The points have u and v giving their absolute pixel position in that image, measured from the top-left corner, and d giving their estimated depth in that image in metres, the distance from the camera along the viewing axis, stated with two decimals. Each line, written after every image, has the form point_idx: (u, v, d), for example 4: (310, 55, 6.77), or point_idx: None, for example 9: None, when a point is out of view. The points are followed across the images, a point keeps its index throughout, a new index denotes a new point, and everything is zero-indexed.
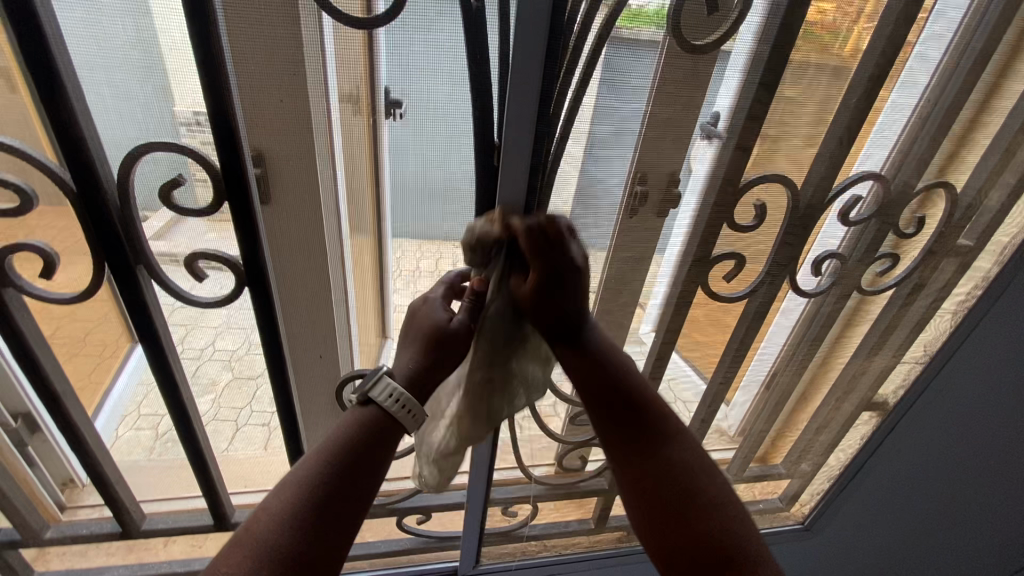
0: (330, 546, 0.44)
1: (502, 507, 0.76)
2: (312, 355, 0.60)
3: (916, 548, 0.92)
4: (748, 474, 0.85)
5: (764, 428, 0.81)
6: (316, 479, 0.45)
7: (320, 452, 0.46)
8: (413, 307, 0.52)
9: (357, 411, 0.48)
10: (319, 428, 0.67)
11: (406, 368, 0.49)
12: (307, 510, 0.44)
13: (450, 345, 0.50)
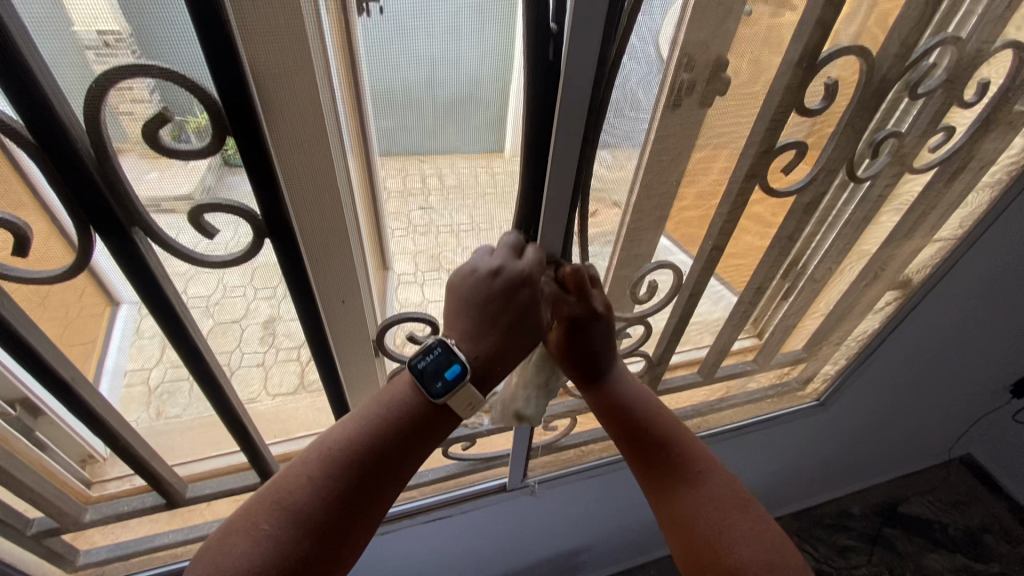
0: (364, 517, 0.44)
1: (543, 423, 0.77)
2: (346, 303, 0.55)
3: (907, 386, 1.08)
4: (774, 362, 0.88)
5: (793, 321, 0.82)
6: (332, 465, 0.43)
7: (359, 429, 0.45)
8: (477, 280, 0.45)
9: (394, 389, 0.47)
10: (358, 374, 0.64)
11: (485, 364, 0.47)
12: (344, 487, 0.43)
13: (525, 335, 0.48)
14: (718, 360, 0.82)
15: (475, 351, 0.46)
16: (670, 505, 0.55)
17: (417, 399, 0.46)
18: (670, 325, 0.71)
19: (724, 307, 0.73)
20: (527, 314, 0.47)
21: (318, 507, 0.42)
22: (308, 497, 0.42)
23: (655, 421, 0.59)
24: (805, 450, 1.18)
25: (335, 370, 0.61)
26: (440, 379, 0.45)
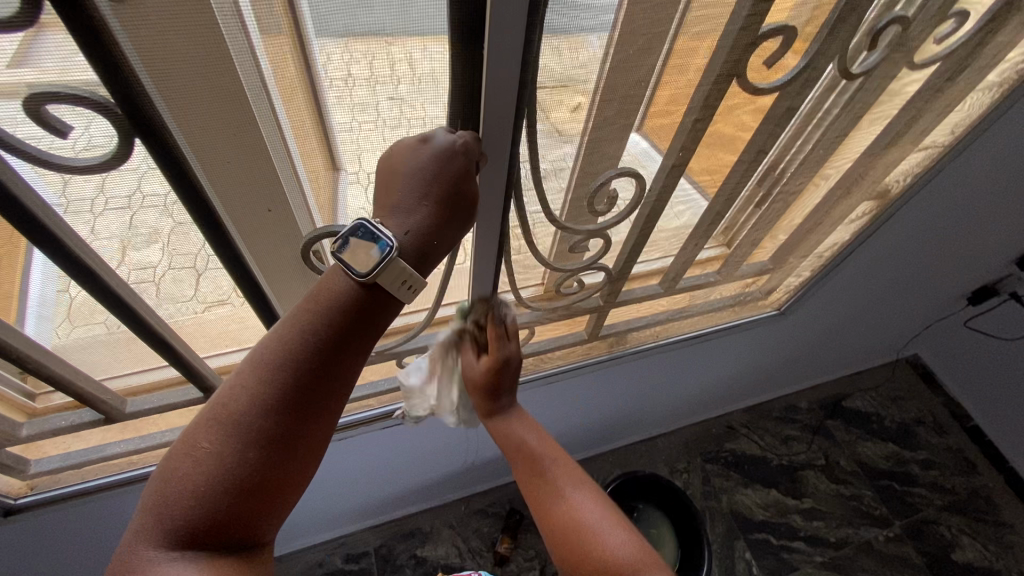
0: (315, 418, 0.42)
1: None
2: (258, 213, 0.50)
3: (868, 295, 1.09)
4: (738, 275, 0.86)
5: (762, 234, 0.79)
6: (245, 421, 0.40)
7: (296, 333, 0.40)
8: (409, 151, 0.42)
9: (329, 282, 0.42)
10: (287, 288, 0.60)
11: (417, 246, 0.42)
12: (286, 394, 0.40)
13: (464, 205, 0.43)
14: (680, 274, 0.79)
15: (403, 225, 0.41)
16: (548, 515, 0.66)
17: (351, 289, 0.41)
18: (633, 238, 0.67)
19: (692, 218, 0.69)
20: (461, 186, 0.43)
21: (249, 465, 0.40)
22: (228, 461, 0.40)
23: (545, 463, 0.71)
24: (762, 355, 1.22)
25: (256, 283, 0.57)
26: (363, 254, 0.39)
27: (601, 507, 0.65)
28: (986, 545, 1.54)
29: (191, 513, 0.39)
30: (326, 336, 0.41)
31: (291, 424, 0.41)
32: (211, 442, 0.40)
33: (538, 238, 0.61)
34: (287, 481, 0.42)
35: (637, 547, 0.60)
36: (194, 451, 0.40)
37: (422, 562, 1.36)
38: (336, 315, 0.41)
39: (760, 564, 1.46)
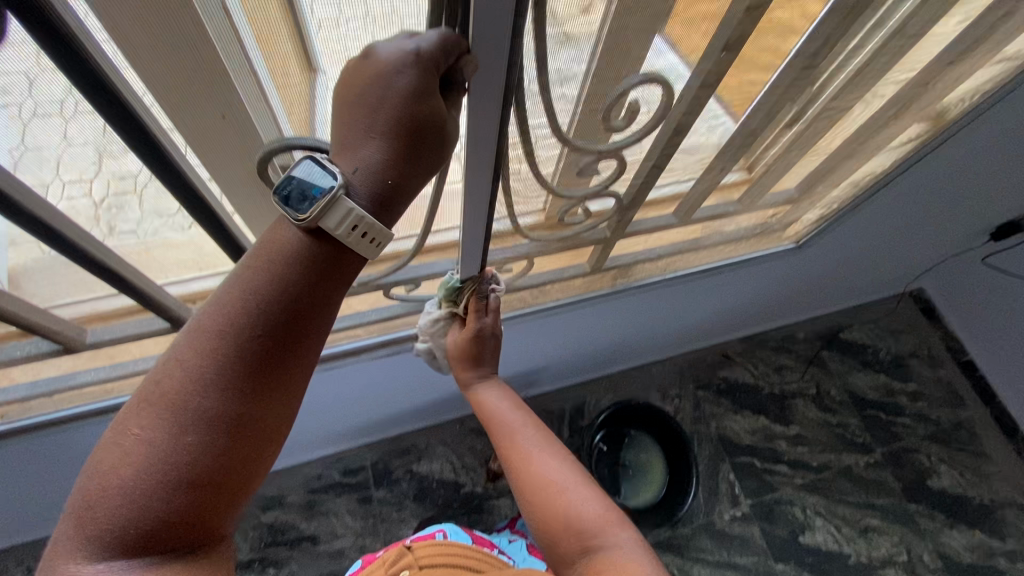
0: (267, 399, 0.40)
1: (497, 266, 0.70)
2: (196, 112, 0.46)
3: (893, 228, 1.02)
4: (761, 206, 0.79)
5: (795, 160, 0.70)
6: (175, 404, 0.38)
7: (241, 308, 0.38)
8: (357, 74, 0.37)
9: (277, 252, 0.39)
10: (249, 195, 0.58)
11: (371, 185, 0.38)
12: (232, 371, 0.38)
13: (424, 132, 0.38)
14: (698, 204, 0.72)
15: (353, 164, 0.38)
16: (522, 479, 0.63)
17: (293, 240, 0.39)
18: (651, 159, 0.59)
19: (720, 140, 0.60)
20: (417, 113, 0.37)
21: (191, 449, 0.37)
22: (157, 450, 0.37)
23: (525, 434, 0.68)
24: (768, 288, 1.17)
25: (204, 194, 0.54)
26: (303, 200, 0.37)
27: (577, 472, 0.62)
28: (962, 473, 1.61)
29: (115, 509, 0.36)
30: (259, 303, 0.38)
31: (224, 409, 0.38)
32: (139, 429, 0.37)
33: (540, 160, 0.53)
34: (225, 478, 0.39)
35: (610, 513, 0.58)
36: (130, 436, 0.37)
37: (416, 477, 1.40)
38: (272, 280, 0.38)
39: (742, 485, 1.52)
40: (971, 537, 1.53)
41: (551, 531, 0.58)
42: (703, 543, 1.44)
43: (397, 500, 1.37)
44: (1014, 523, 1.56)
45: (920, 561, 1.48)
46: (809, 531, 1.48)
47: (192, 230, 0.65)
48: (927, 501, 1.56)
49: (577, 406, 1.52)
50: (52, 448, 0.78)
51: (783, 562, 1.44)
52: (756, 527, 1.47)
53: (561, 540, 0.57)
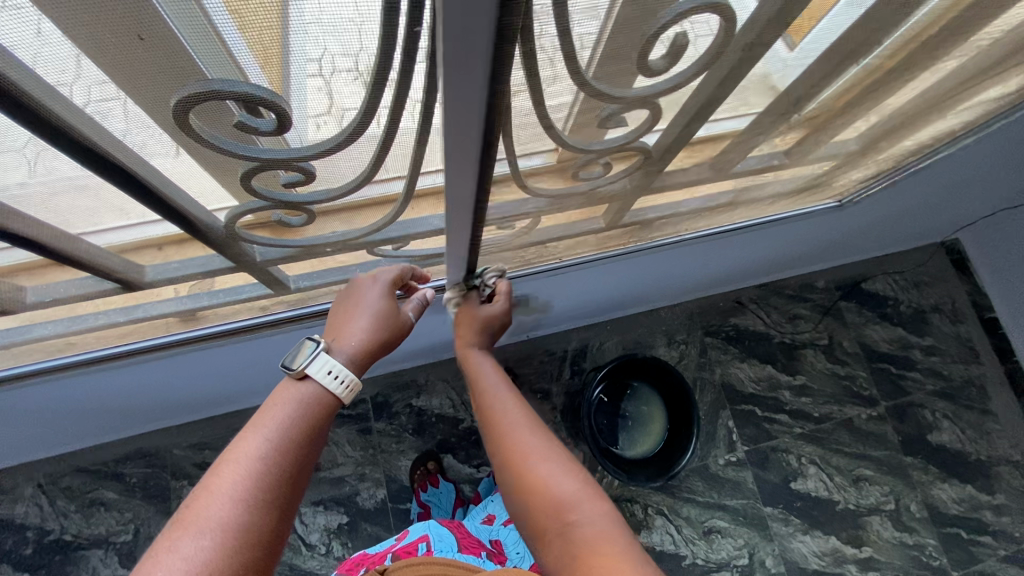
0: (272, 510, 0.48)
1: (497, 223, 0.61)
2: (100, 41, 0.29)
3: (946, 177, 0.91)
4: (812, 160, 0.67)
5: (867, 111, 0.58)
6: (209, 515, 0.45)
7: (256, 443, 0.50)
8: (352, 289, 0.64)
9: (284, 406, 0.54)
10: (210, 177, 0.43)
11: (349, 348, 0.59)
12: (246, 487, 0.47)
13: (387, 313, 0.62)
14: (740, 158, 0.61)
15: (339, 335, 0.60)
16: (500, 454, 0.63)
17: (305, 389, 0.55)
18: (691, 109, 0.47)
19: (782, 89, 0.48)
20: (384, 308, 0.62)
21: (205, 554, 0.43)
22: (194, 553, 0.43)
23: (507, 409, 0.67)
24: (796, 241, 1.07)
25: (154, 171, 0.40)
26: (302, 348, 0.57)
27: (551, 450, 0.60)
28: (964, 430, 1.60)
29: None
30: (286, 438, 0.51)
31: (253, 516, 0.46)
32: (177, 540, 0.44)
33: (551, 111, 0.42)
34: None
35: (582, 489, 0.55)
36: (150, 560, 0.43)
37: (415, 411, 1.39)
38: (289, 415, 0.53)
39: (740, 432, 1.52)
40: (961, 491, 1.54)
41: (522, 508, 0.58)
42: (694, 484, 1.46)
43: (396, 433, 1.38)
44: (1006, 480, 1.57)
45: (907, 511, 1.51)
46: (802, 478, 1.50)
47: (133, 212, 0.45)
48: (923, 455, 1.56)
49: (580, 348, 1.48)
50: (28, 391, 0.74)
51: (772, 506, 1.47)
52: (749, 472, 1.49)
53: (531, 516, 0.56)
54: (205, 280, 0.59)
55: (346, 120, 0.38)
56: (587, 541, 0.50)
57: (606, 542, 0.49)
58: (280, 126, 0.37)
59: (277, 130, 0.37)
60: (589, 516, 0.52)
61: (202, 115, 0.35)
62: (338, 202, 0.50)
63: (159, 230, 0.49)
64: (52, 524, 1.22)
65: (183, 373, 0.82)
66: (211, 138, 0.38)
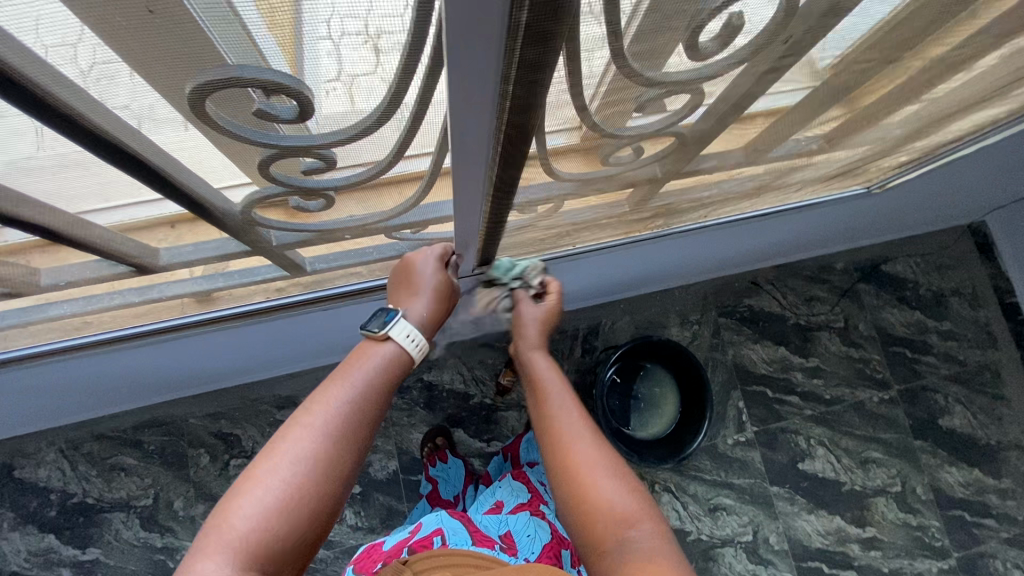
0: (350, 456, 0.50)
1: (519, 207, 0.58)
2: (112, 28, 0.27)
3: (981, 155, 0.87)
4: (852, 145, 0.64)
5: (917, 95, 0.54)
6: (295, 454, 0.47)
7: (340, 393, 0.51)
8: (410, 264, 0.63)
9: (364, 361, 0.54)
10: (225, 164, 0.41)
11: (419, 317, 0.59)
12: (328, 432, 0.49)
13: (449, 286, 0.63)
14: (776, 144, 0.58)
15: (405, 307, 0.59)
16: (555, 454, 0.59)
17: (386, 349, 0.55)
18: (733, 94, 0.44)
19: (833, 73, 0.45)
20: (444, 280, 0.62)
21: (290, 492, 0.46)
22: (287, 481, 0.46)
23: (563, 404, 0.63)
24: (821, 225, 1.04)
25: (169, 157, 0.39)
26: (379, 320, 0.56)
27: (609, 456, 0.58)
28: (975, 415, 1.59)
29: (248, 526, 0.44)
30: (367, 391, 0.52)
31: (333, 459, 0.48)
32: (272, 465, 0.47)
33: (586, 95, 0.39)
34: (313, 521, 0.47)
35: (639, 505, 0.55)
36: (243, 491, 0.46)
37: (427, 386, 1.40)
38: (371, 371, 0.54)
39: (750, 412, 1.52)
40: (968, 474, 1.55)
41: (578, 516, 0.56)
42: (702, 462, 1.47)
43: (408, 407, 1.38)
44: (1014, 465, 1.57)
45: (912, 493, 1.52)
46: (809, 459, 1.51)
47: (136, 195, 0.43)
48: (933, 439, 1.56)
49: (592, 326, 1.47)
50: (47, 366, 0.75)
51: (778, 485, 1.48)
52: (757, 452, 1.49)
53: (586, 525, 0.55)
54: (221, 262, 0.58)
55: (368, 107, 0.36)
56: (644, 563, 0.51)
57: (664, 565, 0.50)
58: (301, 113, 0.35)
59: (297, 118, 0.36)
60: (644, 535, 0.53)
61: (220, 103, 0.34)
62: (356, 189, 0.48)
63: (161, 210, 0.46)
64: (75, 488, 1.25)
65: (200, 350, 0.82)
66: (230, 127, 0.36)
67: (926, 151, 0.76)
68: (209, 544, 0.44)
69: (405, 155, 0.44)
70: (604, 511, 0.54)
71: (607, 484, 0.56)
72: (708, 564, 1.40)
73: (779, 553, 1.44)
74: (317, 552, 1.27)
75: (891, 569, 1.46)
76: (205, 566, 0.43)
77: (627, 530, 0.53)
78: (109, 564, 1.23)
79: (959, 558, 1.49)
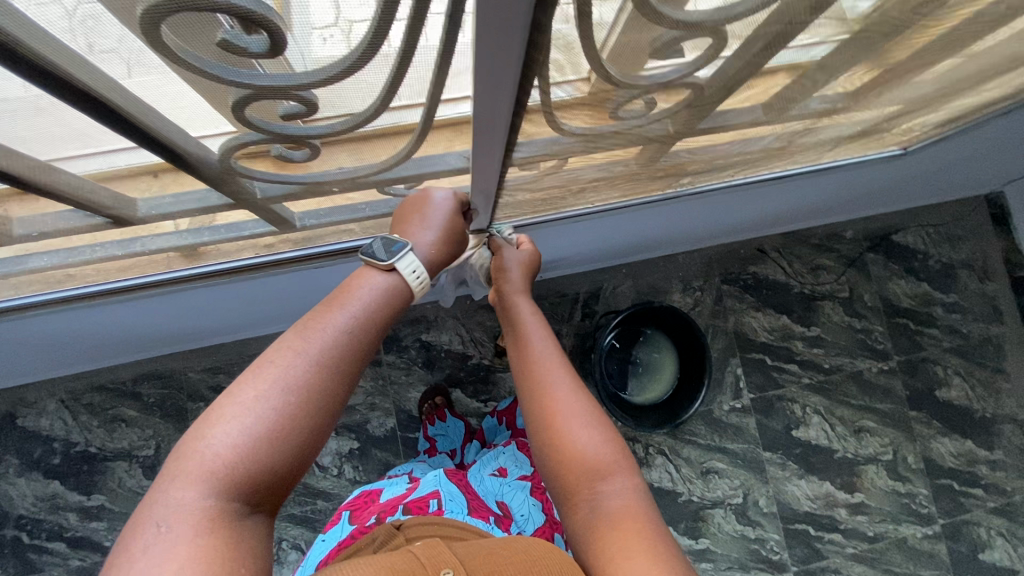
0: (344, 379, 0.47)
1: (519, 162, 0.55)
2: None
3: (1014, 118, 0.82)
4: (880, 105, 0.59)
5: (961, 51, 0.49)
6: (292, 373, 0.44)
7: (340, 312, 0.48)
8: (424, 194, 0.58)
9: (364, 284, 0.50)
10: (195, 106, 0.38)
11: (426, 249, 0.54)
12: (326, 353, 0.46)
13: (458, 230, 0.58)
14: (798, 104, 0.54)
15: (415, 238, 0.54)
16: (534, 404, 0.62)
17: (387, 279, 0.51)
18: (756, 43, 0.40)
19: (872, 20, 0.40)
20: (458, 225, 0.58)
21: (283, 411, 0.43)
22: (277, 402, 0.43)
23: (548, 356, 0.64)
24: (837, 190, 0.99)
25: (134, 97, 0.36)
26: (387, 248, 0.52)
27: (592, 411, 0.60)
28: (973, 387, 1.59)
29: (233, 454, 0.41)
30: (367, 316, 0.49)
31: (328, 380, 0.45)
32: (260, 390, 0.43)
33: (594, 37, 0.35)
34: (304, 445, 0.44)
35: (614, 457, 0.57)
36: (230, 407, 0.42)
37: (425, 345, 1.39)
38: (372, 296, 0.50)
39: (748, 379, 1.52)
40: (960, 445, 1.56)
41: (558, 468, 0.58)
42: (697, 427, 1.48)
43: (406, 365, 1.38)
44: (1006, 437, 1.59)
45: (903, 461, 1.54)
46: (804, 426, 1.52)
47: (95, 139, 0.40)
48: (929, 410, 1.57)
49: (593, 290, 1.45)
50: (37, 317, 0.73)
51: (771, 451, 1.49)
52: (752, 418, 1.50)
53: (563, 476, 0.58)
54: (207, 215, 0.55)
55: (338, 53, 0.33)
56: (613, 517, 0.53)
57: (635, 520, 0.53)
58: (274, 47, 0.32)
59: (270, 52, 0.33)
60: (615, 490, 0.55)
61: (180, 32, 0.30)
62: (344, 139, 0.44)
63: (129, 159, 0.43)
64: (78, 437, 1.27)
65: (192, 304, 0.80)
66: (196, 63, 0.33)
67: (956, 115, 0.72)
68: (188, 469, 0.40)
69: (392, 105, 0.40)
70: (587, 475, 0.56)
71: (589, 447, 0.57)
72: (698, 524, 1.44)
73: (767, 516, 1.47)
74: (317, 503, 1.30)
75: (876, 533, 1.50)
76: (183, 494, 0.39)
77: (603, 489, 0.55)
78: (114, 510, 1.26)
79: (944, 524, 1.52)
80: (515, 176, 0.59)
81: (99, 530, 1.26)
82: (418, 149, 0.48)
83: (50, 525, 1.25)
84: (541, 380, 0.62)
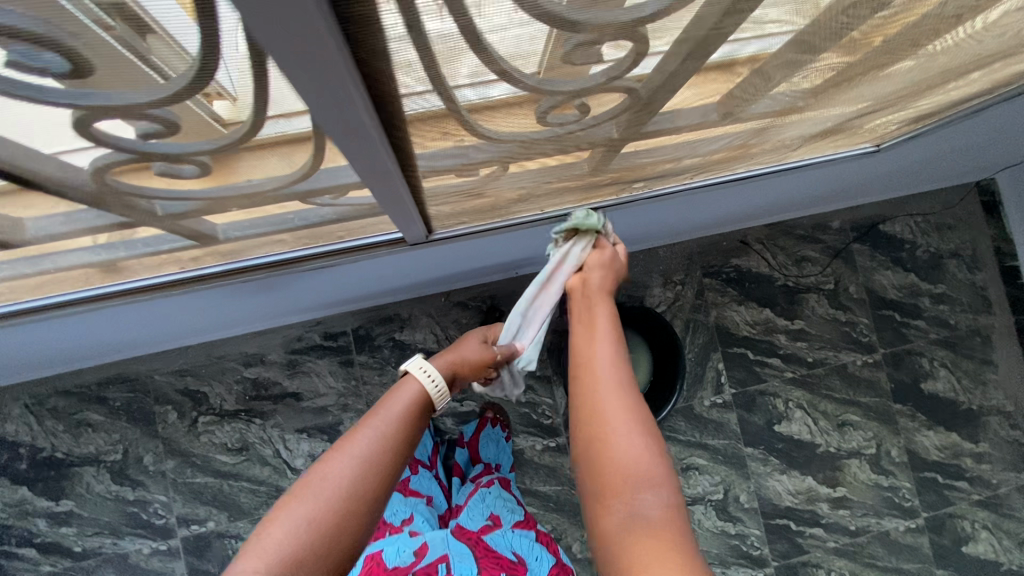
0: (382, 475, 0.55)
1: (451, 168, 0.51)
2: None
3: (997, 111, 0.77)
4: (843, 102, 0.55)
5: (924, 48, 0.45)
6: (338, 474, 0.53)
7: (377, 422, 0.58)
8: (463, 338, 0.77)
9: (398, 401, 0.62)
10: (32, 123, 0.35)
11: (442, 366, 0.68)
12: (367, 456, 0.55)
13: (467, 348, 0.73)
14: (751, 104, 0.50)
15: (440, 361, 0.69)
16: (582, 417, 0.57)
17: (415, 396, 0.63)
18: (687, 42, 0.36)
19: (814, 16, 0.36)
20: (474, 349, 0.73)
21: (328, 504, 0.51)
22: (311, 515, 0.50)
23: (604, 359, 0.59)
24: (814, 185, 0.95)
25: None
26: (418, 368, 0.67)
27: (645, 422, 0.55)
28: (959, 379, 1.57)
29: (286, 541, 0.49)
30: (401, 427, 0.59)
31: (365, 479, 0.54)
32: (310, 487, 0.52)
33: (494, 38, 0.32)
34: (339, 531, 0.51)
35: (659, 471, 0.53)
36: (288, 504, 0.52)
37: (399, 345, 1.35)
38: (402, 412, 0.61)
39: (730, 374, 1.49)
40: (945, 438, 1.54)
41: (595, 469, 0.54)
42: (678, 423, 1.46)
43: (378, 365, 1.34)
44: (992, 430, 1.57)
45: (887, 454, 1.52)
46: (786, 421, 1.50)
47: None
48: (913, 402, 1.54)
49: None
50: None
51: (752, 446, 1.47)
52: (733, 414, 1.48)
53: (600, 480, 0.53)
54: (117, 229, 0.51)
55: (168, 59, 0.31)
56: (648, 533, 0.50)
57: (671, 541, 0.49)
58: (75, 61, 0.30)
59: (74, 68, 0.31)
60: (655, 505, 0.51)
61: None
62: (228, 152, 0.41)
63: None
64: (43, 442, 1.25)
65: (135, 314, 0.77)
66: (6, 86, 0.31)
67: (932, 109, 0.67)
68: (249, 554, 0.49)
69: (270, 115, 0.37)
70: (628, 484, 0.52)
71: (635, 458, 0.53)
72: None
73: (749, 511, 1.46)
74: None
75: (858, 527, 1.49)
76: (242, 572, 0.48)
77: (641, 500, 0.51)
78: (83, 515, 1.25)
79: (927, 517, 1.51)
80: (451, 182, 0.55)
81: (68, 535, 1.24)
82: (319, 160, 0.44)
83: (18, 531, 1.23)
84: (597, 381, 0.58)
